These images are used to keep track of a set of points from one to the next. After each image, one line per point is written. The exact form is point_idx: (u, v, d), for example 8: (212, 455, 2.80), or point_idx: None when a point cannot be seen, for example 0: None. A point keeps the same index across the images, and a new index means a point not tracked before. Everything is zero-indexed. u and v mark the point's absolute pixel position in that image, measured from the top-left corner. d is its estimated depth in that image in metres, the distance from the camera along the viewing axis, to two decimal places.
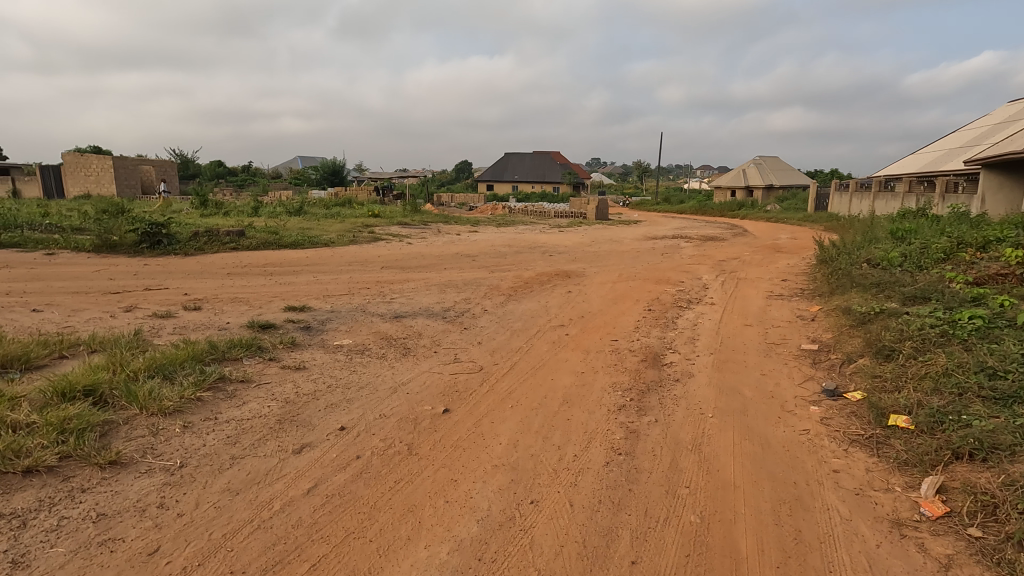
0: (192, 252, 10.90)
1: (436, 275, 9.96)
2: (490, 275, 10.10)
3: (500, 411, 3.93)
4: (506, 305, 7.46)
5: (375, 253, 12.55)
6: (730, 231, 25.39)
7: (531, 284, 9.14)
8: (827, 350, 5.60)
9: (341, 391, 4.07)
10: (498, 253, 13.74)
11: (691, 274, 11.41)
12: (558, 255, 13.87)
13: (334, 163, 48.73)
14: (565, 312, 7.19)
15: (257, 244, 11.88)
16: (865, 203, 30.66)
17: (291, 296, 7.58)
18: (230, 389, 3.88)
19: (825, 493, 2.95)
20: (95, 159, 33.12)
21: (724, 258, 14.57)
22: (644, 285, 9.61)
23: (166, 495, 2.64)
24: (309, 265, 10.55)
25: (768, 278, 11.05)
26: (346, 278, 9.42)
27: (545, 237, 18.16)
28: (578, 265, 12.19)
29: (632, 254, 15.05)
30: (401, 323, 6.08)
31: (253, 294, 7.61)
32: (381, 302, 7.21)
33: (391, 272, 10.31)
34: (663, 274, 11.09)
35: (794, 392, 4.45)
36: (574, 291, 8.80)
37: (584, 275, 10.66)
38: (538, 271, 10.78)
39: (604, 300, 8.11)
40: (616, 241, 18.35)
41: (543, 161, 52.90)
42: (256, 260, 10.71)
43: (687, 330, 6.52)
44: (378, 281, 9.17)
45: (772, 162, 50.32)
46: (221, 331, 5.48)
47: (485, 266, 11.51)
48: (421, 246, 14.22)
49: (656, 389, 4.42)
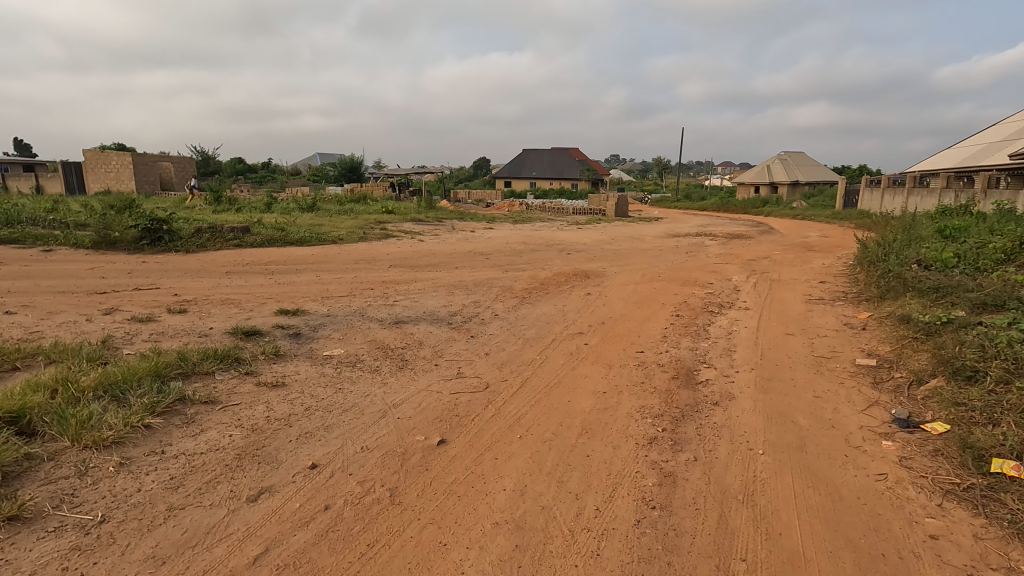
0: (194, 250, 10.47)
1: (446, 275, 9.36)
2: (503, 275, 9.46)
3: (506, 443, 3.30)
4: (518, 309, 6.82)
5: (384, 250, 11.99)
6: (757, 228, 24.33)
7: (547, 285, 8.48)
8: (888, 367, 4.84)
9: (319, 416, 3.47)
10: (513, 251, 13.09)
11: (720, 274, 10.61)
12: (576, 254, 13.17)
13: (351, 160, 48.52)
14: (584, 318, 6.52)
15: (261, 241, 11.41)
16: (899, 199, 29.29)
17: (288, 297, 7.03)
18: (188, 413, 3.29)
19: (927, 574, 2.26)
20: (114, 155, 33.28)
21: (753, 257, 13.72)
22: (669, 287, 8.88)
23: (69, 567, 2.05)
24: (313, 263, 10.02)
25: (804, 279, 10.23)
26: (350, 278, 8.85)
27: (563, 235, 17.44)
28: (597, 264, 11.48)
29: (654, 253, 14.27)
30: (401, 330, 5.47)
31: (247, 295, 7.08)
32: (383, 305, 6.62)
33: (399, 271, 9.72)
34: (690, 275, 10.32)
35: (859, 421, 3.74)
36: (594, 293, 8.13)
37: (604, 275, 9.94)
38: (554, 270, 10.11)
39: (626, 304, 7.42)
40: (637, 239, 17.54)
41: (562, 157, 52.02)
42: (259, 258, 10.22)
43: (723, 340, 5.81)
44: (383, 282, 8.58)
45: (798, 157, 48.72)
46: (200, 338, 4.94)
47: (498, 265, 10.88)
48: (432, 244, 13.62)
49: (693, 416, 3.74)
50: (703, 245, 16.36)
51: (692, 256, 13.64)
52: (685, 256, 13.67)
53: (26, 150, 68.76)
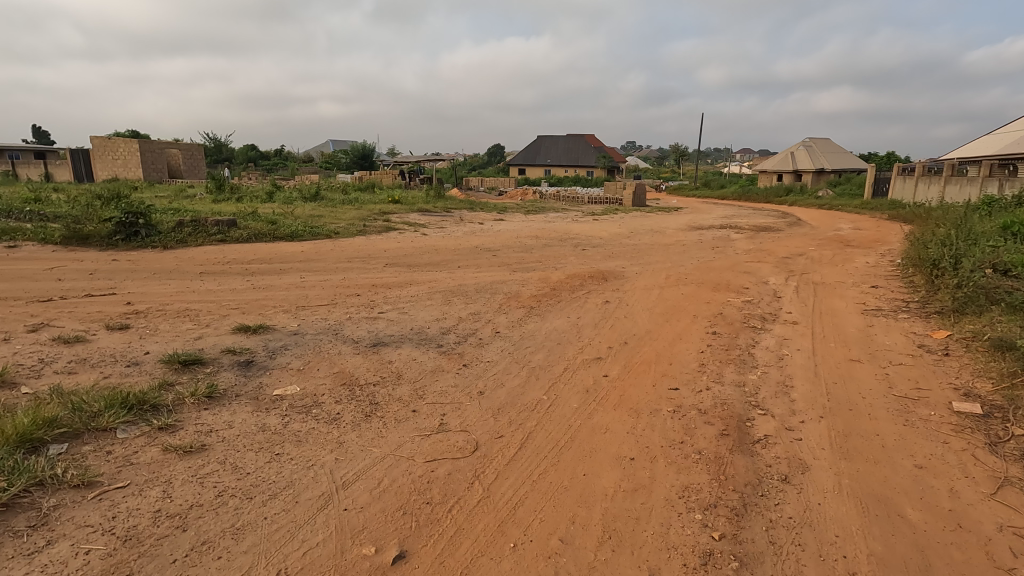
0: (173, 246, 9.57)
1: (445, 277, 8.31)
2: (510, 276, 8.38)
3: (493, 560, 2.28)
4: (524, 324, 5.76)
5: (382, 246, 10.97)
6: (784, 220, 22.88)
7: (559, 291, 7.41)
8: (1001, 418, 3.71)
9: (232, 509, 2.47)
10: (523, 246, 11.99)
11: (754, 276, 9.40)
12: (592, 250, 12.02)
13: (362, 147, 47.57)
14: (602, 338, 5.44)
15: (247, 235, 10.48)
16: (935, 188, 27.54)
17: (256, 307, 6.05)
18: (41, 510, 2.32)
19: None
20: (121, 142, 32.67)
21: (787, 254, 12.45)
22: (699, 293, 7.75)
23: None
24: (300, 263, 9.04)
25: (851, 282, 9.03)
26: (337, 281, 7.84)
27: (577, 227, 16.28)
28: (616, 263, 10.34)
29: (677, 248, 13.08)
30: (377, 357, 4.46)
31: (209, 304, 6.11)
32: (364, 320, 5.60)
33: (394, 272, 8.69)
34: (721, 277, 9.16)
35: (995, 518, 2.64)
36: (613, 302, 7.04)
37: (624, 277, 8.83)
38: (568, 271, 9.01)
39: (651, 317, 6.32)
40: (657, 232, 16.29)
41: (577, 143, 50.56)
42: (241, 256, 9.28)
43: (774, 371, 4.70)
44: (374, 286, 7.56)
45: (824, 143, 46.63)
46: (124, 372, 3.97)
47: (506, 264, 9.84)
48: (436, 238, 12.61)
49: (758, 506, 2.67)
50: (729, 240, 15.10)
51: (720, 253, 12.42)
52: (712, 253, 12.46)
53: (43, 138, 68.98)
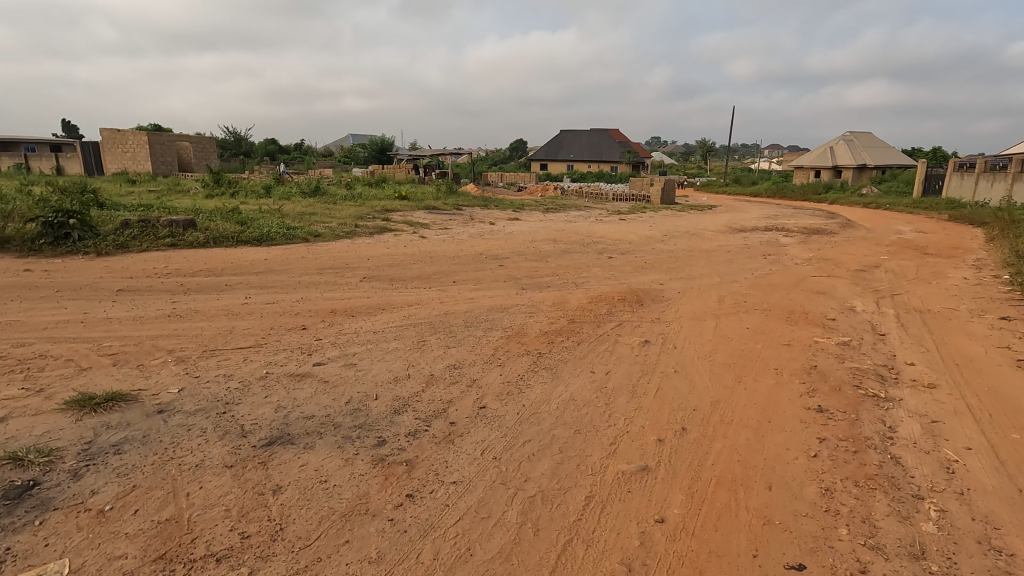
0: (109, 252, 7.87)
1: (429, 300, 6.37)
2: (515, 300, 6.41)
3: None
4: (523, 390, 3.80)
5: (365, 252, 9.10)
6: (833, 221, 20.53)
7: (578, 323, 5.43)
8: None
9: None
10: (537, 253, 9.99)
11: (833, 299, 7.27)
12: (620, 259, 9.94)
13: (380, 140, 46.13)
14: (646, 423, 3.45)
15: (203, 238, 8.73)
16: (1000, 185, 24.72)
17: (141, 353, 4.21)
18: None
19: None
20: (130, 133, 31.62)
21: (858, 266, 10.24)
22: (770, 330, 5.67)
23: None
24: (255, 277, 7.21)
25: (966, 310, 6.86)
26: (289, 304, 6.00)
27: (602, 229, 14.20)
28: (652, 278, 8.26)
29: (722, 257, 10.96)
30: (258, 478, 2.56)
31: (79, 347, 4.30)
32: (282, 382, 3.72)
33: (368, 291, 6.80)
34: (791, 300, 7.09)
35: None
36: (654, 346, 5.02)
37: (664, 300, 6.82)
38: (591, 291, 7.01)
39: (714, 375, 4.30)
40: (695, 236, 14.10)
41: (601, 138, 48.31)
42: (185, 267, 7.50)
43: (959, 508, 2.66)
44: (332, 313, 5.68)
45: (867, 138, 43.42)
46: None
47: (515, 278, 7.92)
48: (435, 242, 10.74)
49: None
50: (781, 246, 12.84)
51: (777, 264, 10.24)
52: (767, 263, 10.30)
53: (70, 134, 69.28)
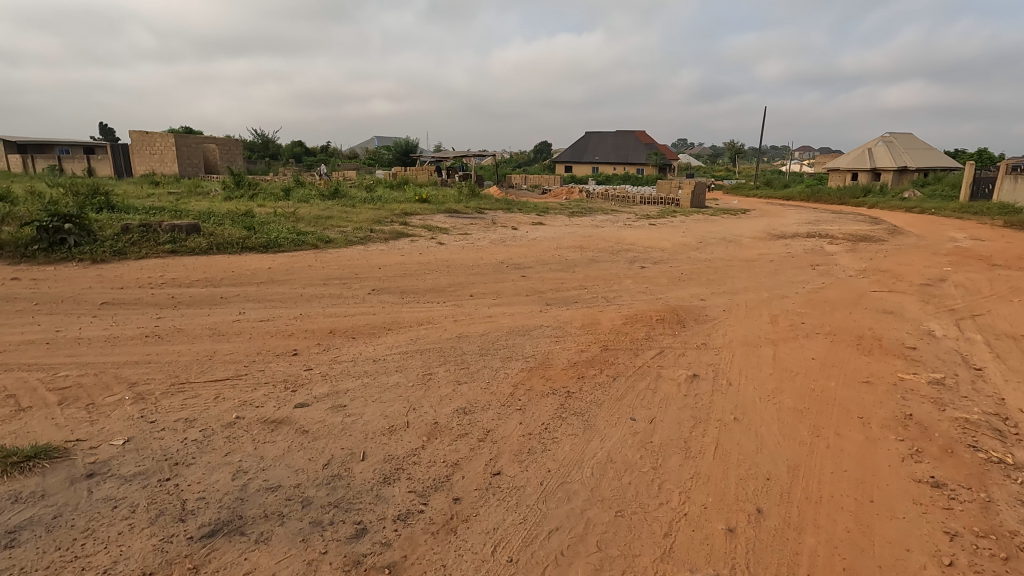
0: (105, 259, 7.37)
1: (441, 319, 5.65)
2: (538, 319, 5.64)
3: None
4: (548, 449, 3.03)
5: (376, 261, 8.44)
6: (878, 226, 19.28)
7: (613, 352, 4.63)
8: None
9: None
10: (562, 262, 9.20)
11: (905, 320, 6.33)
12: (654, 270, 9.07)
13: (404, 142, 45.95)
14: (709, 502, 2.65)
15: (206, 244, 8.20)
16: None
17: (97, 387, 3.57)
18: None
19: None
20: (158, 135, 31.86)
21: (920, 279, 9.20)
22: (841, 362, 4.79)
23: None
24: (254, 288, 6.60)
25: None
26: (285, 322, 5.34)
27: (631, 235, 13.32)
28: (692, 293, 7.39)
29: (764, 267, 10.02)
30: None
31: (29, 378, 3.68)
32: (251, 433, 3.02)
33: (375, 306, 6.13)
34: (856, 322, 6.17)
35: None
36: (705, 383, 4.19)
37: (709, 321, 5.98)
38: (624, 309, 6.20)
39: (786, 428, 3.46)
40: (732, 242, 13.15)
41: (627, 139, 47.25)
42: (182, 276, 6.94)
43: None
44: (330, 334, 5.00)
45: (909, 139, 41.38)
46: None
47: (538, 291, 7.16)
48: (453, 248, 10.08)
49: None
50: (828, 255, 11.78)
51: (828, 276, 9.25)
52: (817, 275, 9.32)
53: (107, 138, 71.02)
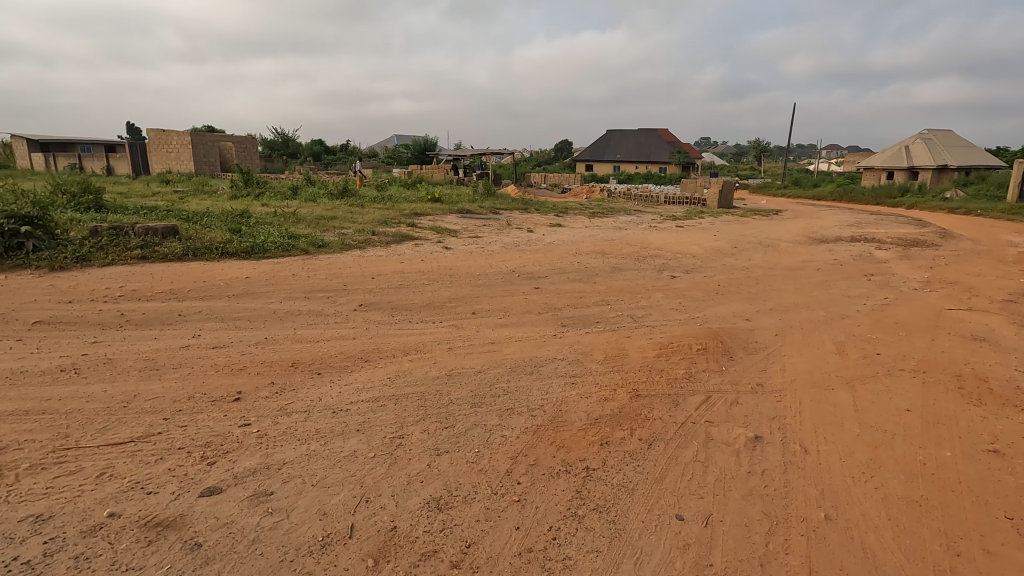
0: (63, 266, 6.54)
1: (431, 346, 4.61)
2: (551, 347, 4.58)
3: None
4: None
5: (371, 269, 7.47)
6: (925, 229, 17.79)
7: (647, 401, 3.55)
8: None
9: None
10: (582, 271, 8.12)
11: (1007, 352, 5.13)
12: (688, 280, 7.95)
13: (421, 141, 45.24)
14: None
15: (181, 250, 7.34)
16: None
17: None
18: None
19: None
20: (173, 134, 31.56)
21: (998, 293, 7.93)
22: (948, 416, 3.64)
23: None
24: (222, 303, 5.67)
25: None
26: (242, 349, 4.39)
27: (658, 239, 12.17)
28: (735, 312, 6.27)
29: (813, 276, 8.81)
30: None
31: None
32: (113, 550, 2.04)
33: (357, 328, 5.14)
34: (947, 353, 4.99)
35: None
36: (774, 451, 3.09)
37: (763, 351, 4.85)
38: (656, 334, 5.10)
39: (905, 540, 2.37)
40: (770, 247, 11.92)
41: (650, 138, 45.79)
42: (145, 287, 6.07)
43: None
44: (291, 368, 4.01)
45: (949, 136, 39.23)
46: None
47: (555, 307, 6.11)
48: (460, 254, 9.09)
49: None
50: (881, 263, 10.48)
51: (890, 289, 8.01)
52: (876, 288, 8.09)
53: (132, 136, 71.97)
